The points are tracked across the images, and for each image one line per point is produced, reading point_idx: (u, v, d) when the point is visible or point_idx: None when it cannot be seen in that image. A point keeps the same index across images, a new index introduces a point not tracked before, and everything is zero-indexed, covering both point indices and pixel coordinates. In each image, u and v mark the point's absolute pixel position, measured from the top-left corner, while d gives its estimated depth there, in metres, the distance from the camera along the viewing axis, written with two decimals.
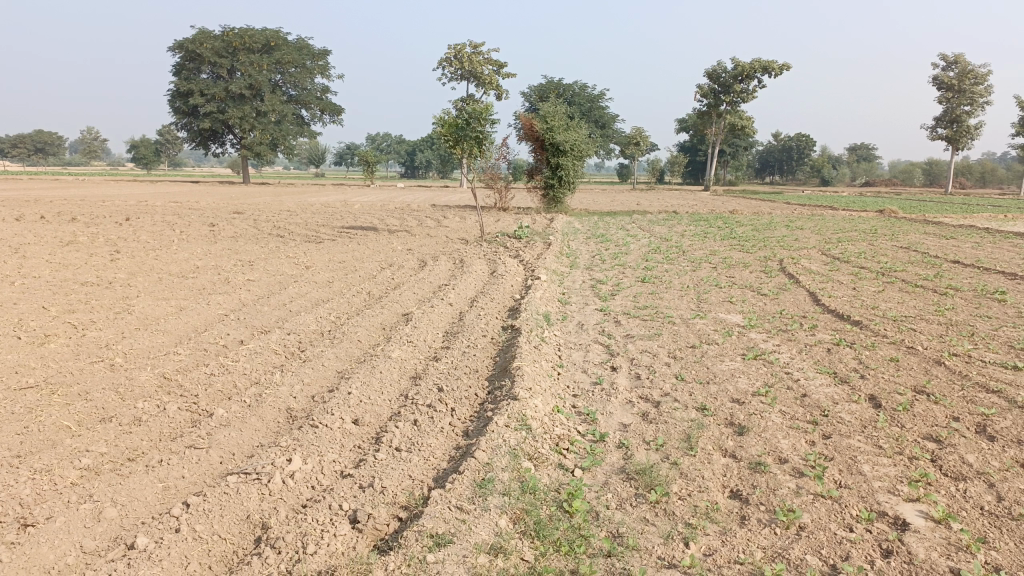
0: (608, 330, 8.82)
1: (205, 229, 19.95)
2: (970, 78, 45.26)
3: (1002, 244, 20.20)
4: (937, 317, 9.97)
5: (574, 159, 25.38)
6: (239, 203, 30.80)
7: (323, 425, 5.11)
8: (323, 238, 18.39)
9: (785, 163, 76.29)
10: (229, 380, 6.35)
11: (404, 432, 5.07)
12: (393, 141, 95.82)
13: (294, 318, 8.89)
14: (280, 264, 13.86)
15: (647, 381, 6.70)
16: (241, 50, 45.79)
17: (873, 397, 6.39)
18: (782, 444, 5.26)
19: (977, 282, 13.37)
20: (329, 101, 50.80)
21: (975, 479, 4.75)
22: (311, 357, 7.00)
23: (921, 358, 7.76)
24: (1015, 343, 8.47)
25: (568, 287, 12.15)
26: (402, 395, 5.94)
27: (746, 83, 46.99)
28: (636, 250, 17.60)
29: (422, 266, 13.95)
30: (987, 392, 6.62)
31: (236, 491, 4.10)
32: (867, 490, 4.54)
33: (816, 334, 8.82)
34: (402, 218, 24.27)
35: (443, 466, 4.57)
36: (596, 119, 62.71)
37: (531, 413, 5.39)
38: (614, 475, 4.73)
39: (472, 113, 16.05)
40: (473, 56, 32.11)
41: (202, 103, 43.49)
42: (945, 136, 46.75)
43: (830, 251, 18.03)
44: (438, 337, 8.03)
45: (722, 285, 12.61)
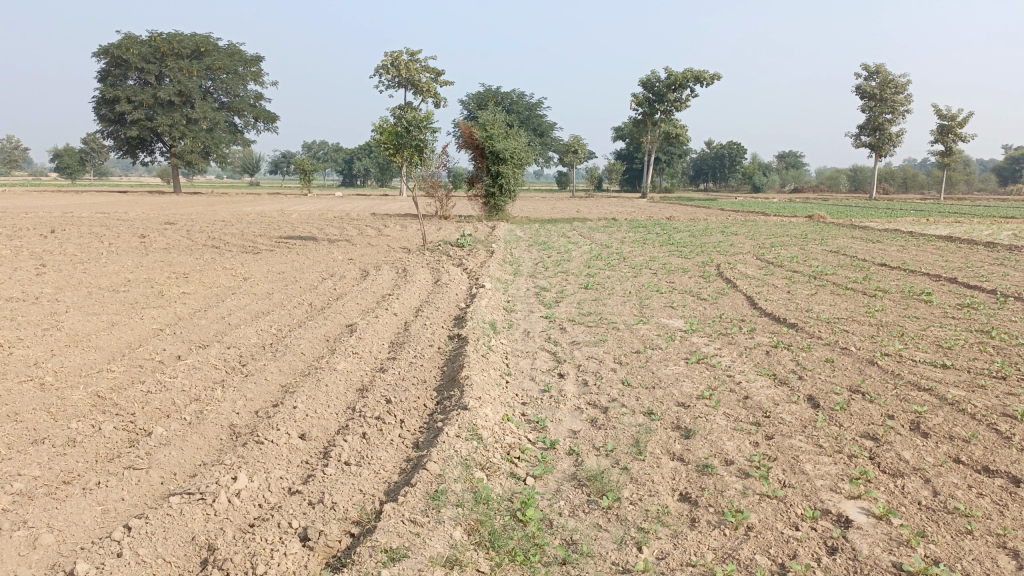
0: (554, 337, 8.87)
1: (135, 240, 19.33)
2: (891, 87, 47.14)
3: (925, 247, 21.07)
4: (868, 318, 10.35)
5: (514, 167, 25.49)
6: (170, 213, 29.94)
7: (269, 441, 4.99)
8: (260, 249, 18.03)
9: (718, 170, 78.18)
10: (168, 398, 6.16)
11: (353, 446, 4.99)
12: (330, 149, 94.63)
13: (234, 332, 8.68)
14: (217, 276, 13.51)
15: (595, 388, 6.76)
16: (169, 56, 44.55)
17: (812, 398, 6.59)
18: (728, 446, 5.37)
19: (904, 283, 13.91)
20: (262, 108, 49.87)
21: (911, 475, 4.94)
22: (253, 372, 6.84)
23: (855, 358, 8.04)
24: (942, 342, 8.85)
25: (513, 295, 12.19)
26: (349, 408, 5.85)
27: (679, 92, 47.99)
28: (577, 257, 17.77)
29: (364, 276, 13.80)
30: (918, 390, 6.89)
31: (179, 512, 3.97)
32: (810, 489, 4.67)
33: (755, 337, 9.04)
34: (342, 227, 23.99)
35: (394, 479, 4.52)
36: (535, 127, 63.17)
37: (481, 422, 5.37)
38: (565, 482, 4.75)
39: (411, 120, 15.96)
40: (411, 64, 31.98)
41: (129, 111, 42.15)
42: (868, 143, 48.61)
43: (765, 256, 18.53)
44: (384, 348, 7.95)
45: (663, 290, 12.82)
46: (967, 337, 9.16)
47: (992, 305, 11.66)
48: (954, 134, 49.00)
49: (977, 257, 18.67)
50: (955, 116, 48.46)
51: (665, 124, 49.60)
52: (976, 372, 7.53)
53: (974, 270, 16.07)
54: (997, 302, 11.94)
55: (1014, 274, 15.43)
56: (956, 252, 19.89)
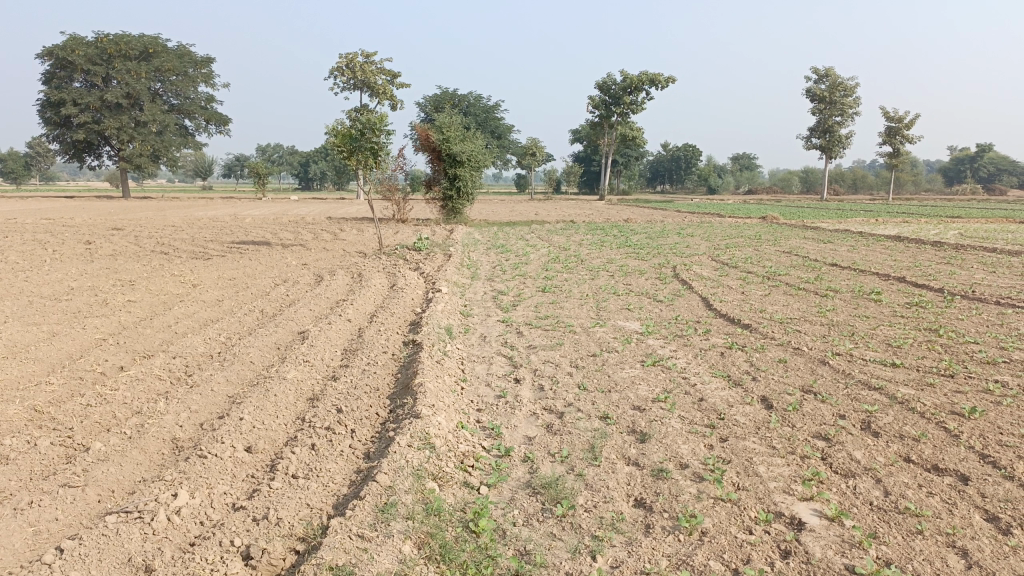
0: (510, 342, 8.79)
1: (80, 247, 18.76)
2: (840, 90, 48.22)
3: (874, 247, 21.53)
4: (820, 318, 10.49)
5: (472, 170, 25.37)
6: (119, 218, 29.16)
7: (213, 455, 4.82)
8: (212, 254, 17.63)
9: (674, 172, 79.08)
10: (108, 411, 5.92)
11: (302, 458, 4.85)
12: (285, 151, 93.43)
13: (181, 341, 8.42)
14: (165, 283, 13.15)
15: (550, 392, 6.70)
16: (116, 57, 43.47)
17: (765, 399, 6.62)
18: (683, 449, 5.35)
19: (855, 283, 14.17)
20: (214, 111, 48.98)
21: (863, 475, 4.98)
22: (199, 382, 6.63)
23: (807, 358, 8.12)
24: (891, 341, 9.00)
25: (470, 299, 12.10)
26: (299, 419, 5.70)
27: (635, 95, 48.40)
28: (535, 260, 17.74)
29: (318, 281, 13.57)
30: (868, 389, 6.98)
31: (115, 532, 3.79)
32: (763, 491, 4.67)
33: (710, 339, 9.09)
34: (296, 232, 23.60)
35: (343, 492, 4.40)
36: (492, 130, 63.14)
37: (434, 430, 5.26)
38: (519, 490, 4.67)
39: (366, 123, 15.76)
40: (366, 66, 31.67)
41: (75, 113, 40.99)
42: (819, 145, 49.66)
43: (720, 257, 18.74)
44: (337, 355, 7.79)
45: (620, 292, 12.85)
46: (915, 335, 9.34)
47: (939, 304, 11.93)
48: (901, 136, 50.32)
49: (925, 257, 19.12)
50: (902, 118, 49.77)
51: (621, 126, 49.97)
52: (924, 371, 7.66)
53: (922, 269, 16.46)
54: (944, 300, 12.22)
55: (960, 273, 15.82)
56: (905, 251, 20.35)
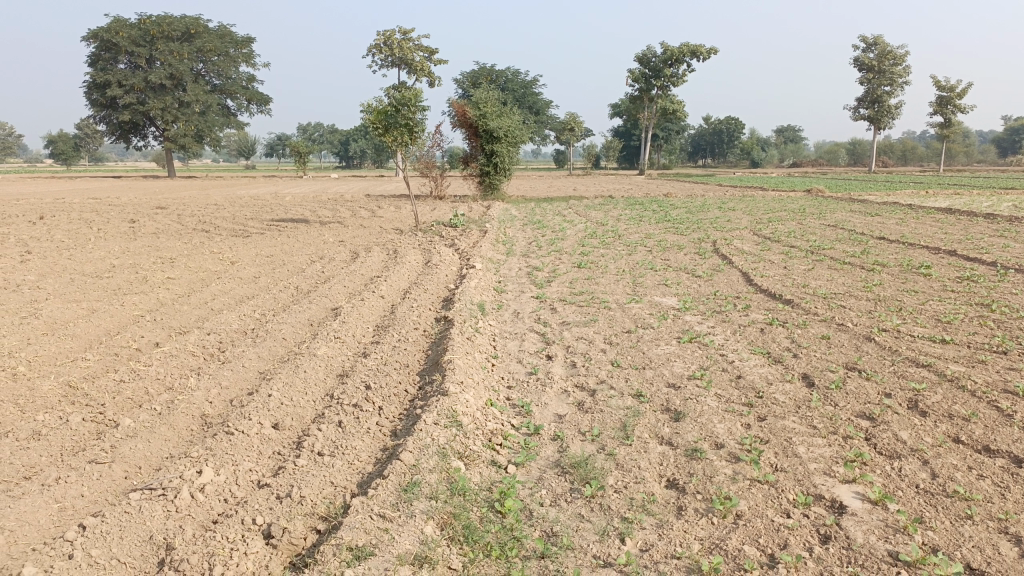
0: (543, 318, 8.64)
1: (124, 225, 19.07)
2: (889, 59, 46.65)
3: (923, 220, 20.83)
4: (865, 293, 10.14)
5: (509, 145, 25.12)
6: (163, 197, 29.57)
7: (239, 431, 4.79)
8: (250, 232, 17.76)
9: (716, 146, 77.69)
10: (141, 387, 5.95)
11: (328, 435, 4.79)
12: (326, 129, 93.94)
13: (216, 317, 8.48)
14: (204, 260, 13.27)
15: (582, 369, 6.55)
16: (159, 38, 43.96)
17: (807, 376, 6.40)
18: (719, 429, 5.17)
19: (903, 257, 13.69)
20: (255, 90, 49.35)
21: (909, 457, 4.75)
22: (231, 358, 6.64)
23: (851, 335, 7.83)
24: (941, 317, 8.66)
25: (505, 275, 11.97)
26: (327, 396, 5.64)
27: (676, 67, 47.43)
28: (572, 236, 17.52)
29: (353, 258, 13.55)
30: (916, 367, 6.71)
31: (138, 509, 3.78)
32: (803, 473, 4.47)
33: (749, 314, 8.84)
34: (334, 209, 23.66)
35: (368, 470, 4.33)
36: (530, 105, 62.62)
37: (463, 408, 5.15)
38: (548, 470, 4.56)
39: (401, 99, 15.62)
40: (403, 42, 31.48)
41: (121, 95, 41.65)
42: (867, 116, 48.23)
43: (762, 231, 18.30)
44: (368, 332, 7.71)
45: (657, 267, 12.60)
46: (966, 311, 8.95)
47: (992, 278, 11.44)
48: (954, 105, 48.58)
49: (977, 229, 18.40)
50: (954, 87, 48.02)
51: (662, 99, 49.05)
52: (975, 347, 7.33)
53: (974, 242, 15.84)
54: (997, 274, 11.71)
55: (1015, 246, 15.19)
56: (956, 224, 19.63)
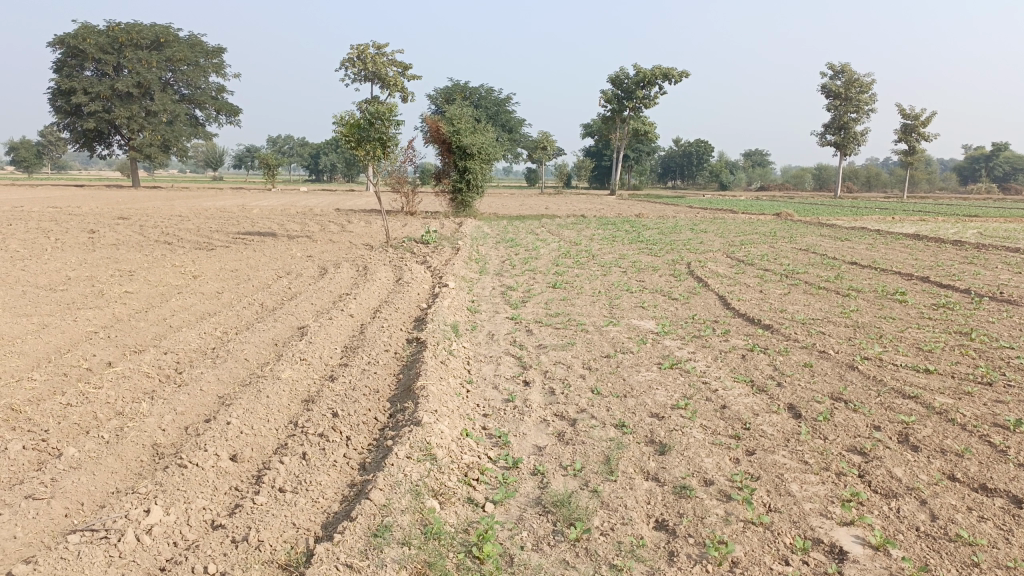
0: (519, 340, 8.36)
1: (83, 236, 18.45)
2: (856, 87, 47.44)
3: (893, 245, 20.97)
4: (844, 319, 10.02)
5: (482, 162, 24.88)
6: (126, 207, 28.81)
7: (194, 464, 4.41)
8: (215, 245, 17.26)
9: (686, 168, 78.43)
10: (89, 412, 5.54)
11: (291, 469, 4.44)
12: (296, 142, 93.10)
13: (174, 335, 8.05)
14: (165, 274, 12.79)
15: (561, 396, 6.27)
16: (128, 46, 43.17)
17: (793, 407, 6.17)
18: (706, 464, 4.91)
19: (877, 283, 13.66)
20: (224, 101, 48.64)
21: (906, 496, 4.53)
22: (188, 381, 6.24)
23: (833, 363, 7.65)
24: (922, 345, 8.53)
25: (478, 294, 11.67)
26: (291, 423, 5.29)
27: (649, 89, 47.76)
28: (546, 255, 17.30)
29: (322, 274, 13.17)
30: (902, 398, 6.53)
31: (76, 555, 3.39)
32: (798, 514, 4.22)
33: (729, 340, 8.63)
34: (303, 223, 23.19)
35: (334, 509, 3.99)
36: (503, 123, 62.67)
37: (437, 440, 4.82)
38: (528, 509, 4.25)
39: (375, 113, 15.31)
40: (377, 57, 31.20)
41: (86, 102, 40.74)
42: (834, 142, 48.99)
43: (735, 254, 18.26)
44: (336, 354, 7.36)
45: (633, 289, 12.39)
46: (946, 339, 8.85)
47: (967, 305, 11.41)
48: (918, 133, 49.55)
49: (947, 256, 18.55)
50: (918, 115, 49.02)
51: (634, 121, 49.32)
52: (960, 378, 7.19)
53: (944, 269, 15.92)
54: (972, 302, 11.70)
55: (985, 273, 15.27)
56: (925, 250, 19.82)
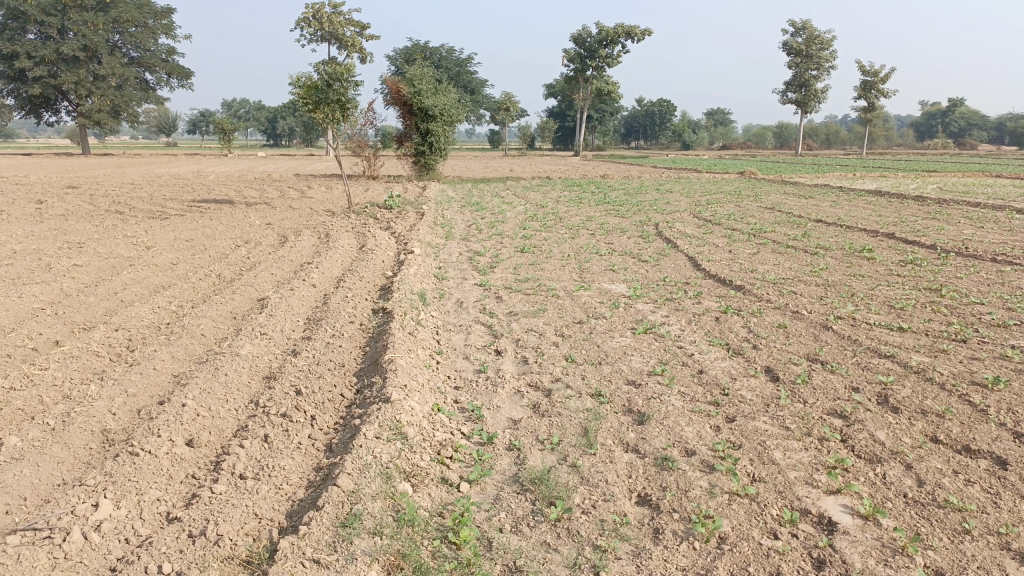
0: (489, 308, 8.12)
1: (30, 206, 17.66)
2: (816, 44, 47.37)
3: (856, 202, 21.08)
4: (814, 278, 9.94)
5: (444, 124, 24.35)
6: (74, 176, 27.73)
7: (146, 452, 4.14)
8: (170, 214, 16.65)
9: (649, 128, 78.17)
10: (34, 396, 5.18)
11: (252, 453, 4.18)
12: (252, 107, 90.66)
13: (126, 311, 7.65)
14: (116, 245, 12.26)
15: (535, 366, 6.06)
16: (71, 8, 41.28)
17: (771, 369, 6.04)
18: (687, 433, 4.74)
19: (844, 240, 13.64)
20: (176, 64, 46.95)
21: (890, 461, 4.43)
22: (140, 360, 5.91)
23: (808, 323, 7.54)
24: (894, 303, 8.48)
25: (445, 260, 11.38)
26: (251, 403, 5.00)
27: (611, 48, 47.17)
28: (512, 218, 17.02)
29: (282, 242, 12.75)
30: (879, 357, 6.45)
31: (16, 559, 3.11)
32: (784, 483, 4.09)
33: (702, 302, 8.50)
34: (261, 189, 22.49)
35: (300, 496, 3.75)
36: (465, 84, 61.68)
37: (407, 417, 4.57)
38: (505, 488, 4.05)
39: (332, 74, 14.74)
40: (333, 16, 30.17)
41: (30, 67, 39.02)
42: (795, 100, 49.06)
43: (702, 213, 18.15)
44: (299, 326, 7.04)
45: (603, 252, 12.21)
46: (917, 296, 8.82)
47: (934, 261, 11.42)
48: (877, 90, 49.84)
49: (910, 212, 18.64)
50: (878, 72, 49.21)
51: (597, 80, 48.74)
52: (934, 336, 7.14)
53: (909, 225, 15.98)
54: (939, 258, 11.72)
55: (949, 229, 15.35)
56: (888, 206, 19.93)
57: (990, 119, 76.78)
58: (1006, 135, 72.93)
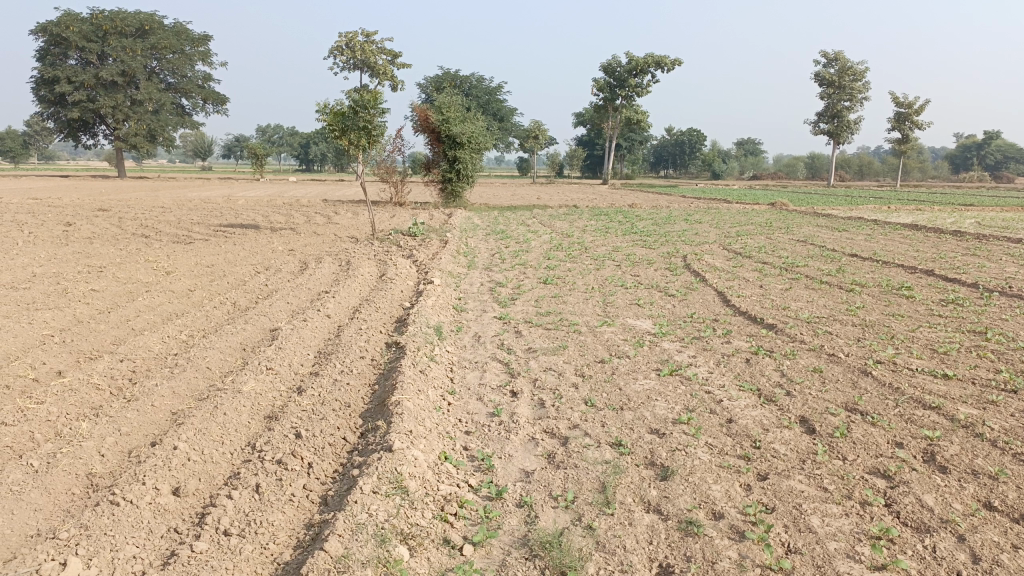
0: (507, 343, 7.80)
1: (59, 229, 17.77)
2: (849, 75, 46.88)
3: (892, 235, 20.47)
4: (850, 318, 9.47)
5: (472, 152, 24.24)
6: (106, 199, 28.07)
7: (127, 501, 3.85)
8: (194, 238, 16.61)
9: (678, 157, 77.86)
10: (23, 432, 4.93)
11: (240, 505, 3.87)
12: (285, 132, 91.95)
13: (133, 340, 7.43)
14: (136, 270, 12.14)
15: (552, 410, 5.70)
16: (111, 34, 42.20)
17: (805, 420, 5.62)
18: (714, 492, 4.35)
19: (880, 276, 13.12)
20: (211, 90, 47.70)
21: (940, 531, 4.00)
22: (139, 395, 5.64)
23: (845, 368, 7.10)
24: (937, 346, 8.00)
25: (465, 291, 11.12)
26: (247, 446, 4.71)
27: (641, 77, 47.09)
28: (537, 247, 16.71)
29: (302, 269, 12.56)
30: (922, 409, 5.98)
31: None
32: (823, 557, 3.68)
33: (732, 341, 8.08)
34: (288, 215, 22.47)
35: (286, 560, 3.44)
36: (494, 112, 61.95)
37: (409, 469, 4.25)
38: (512, 552, 3.68)
39: (359, 100, 14.64)
40: (366, 44, 30.34)
41: (70, 92, 39.83)
42: (827, 131, 48.45)
43: (732, 245, 17.72)
44: (308, 360, 6.77)
45: (629, 284, 11.85)
46: (961, 340, 8.32)
47: (976, 301, 10.89)
48: (911, 122, 49.03)
49: (949, 247, 18.06)
50: (912, 104, 48.49)
51: (626, 109, 48.61)
52: (981, 385, 6.65)
53: (948, 261, 15.41)
54: (982, 297, 11.19)
55: (990, 266, 14.75)
56: (925, 241, 19.36)
57: None
58: None
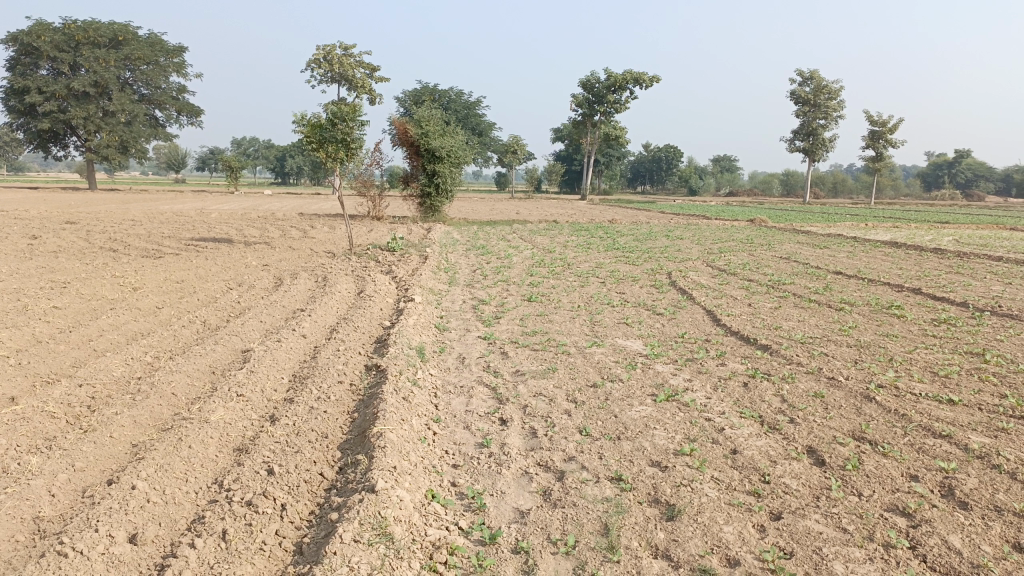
0: (493, 366, 7.42)
1: (24, 242, 17.13)
2: (824, 93, 47.27)
3: (873, 253, 20.40)
4: (845, 338, 9.20)
5: (452, 166, 23.88)
6: (75, 211, 27.29)
7: (77, 552, 3.42)
8: (164, 253, 16.06)
9: (655, 173, 78.13)
10: None
11: (204, 557, 3.45)
12: (262, 145, 91.11)
13: (95, 363, 6.95)
14: (102, 286, 11.62)
15: (544, 440, 5.33)
16: (84, 44, 41.44)
17: (813, 450, 5.30)
18: (727, 535, 4.00)
19: (868, 295, 12.92)
20: (186, 102, 47.02)
21: None
22: (97, 425, 5.18)
23: (847, 392, 6.79)
24: (937, 369, 7.74)
25: (447, 308, 10.73)
26: (214, 484, 4.28)
27: (619, 93, 47.13)
28: (518, 263, 16.37)
29: (277, 285, 12.11)
30: (932, 438, 5.69)
31: None
32: None
33: (727, 364, 7.76)
34: (262, 229, 21.96)
35: None
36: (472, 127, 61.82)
37: (393, 512, 3.86)
38: None
39: (338, 113, 14.25)
40: (344, 58, 29.93)
41: (40, 102, 38.95)
42: (802, 148, 48.82)
43: (715, 262, 17.49)
44: (282, 385, 6.34)
45: (615, 302, 11.53)
46: (960, 362, 8.07)
47: (968, 320, 10.71)
48: (885, 140, 49.53)
49: (931, 265, 17.98)
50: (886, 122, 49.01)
51: (604, 125, 48.64)
52: (989, 411, 6.38)
53: (933, 279, 15.29)
54: (973, 317, 11.00)
55: (976, 284, 14.62)
56: (907, 258, 19.31)
57: (996, 170, 76.59)
58: (1013, 188, 72.64)
